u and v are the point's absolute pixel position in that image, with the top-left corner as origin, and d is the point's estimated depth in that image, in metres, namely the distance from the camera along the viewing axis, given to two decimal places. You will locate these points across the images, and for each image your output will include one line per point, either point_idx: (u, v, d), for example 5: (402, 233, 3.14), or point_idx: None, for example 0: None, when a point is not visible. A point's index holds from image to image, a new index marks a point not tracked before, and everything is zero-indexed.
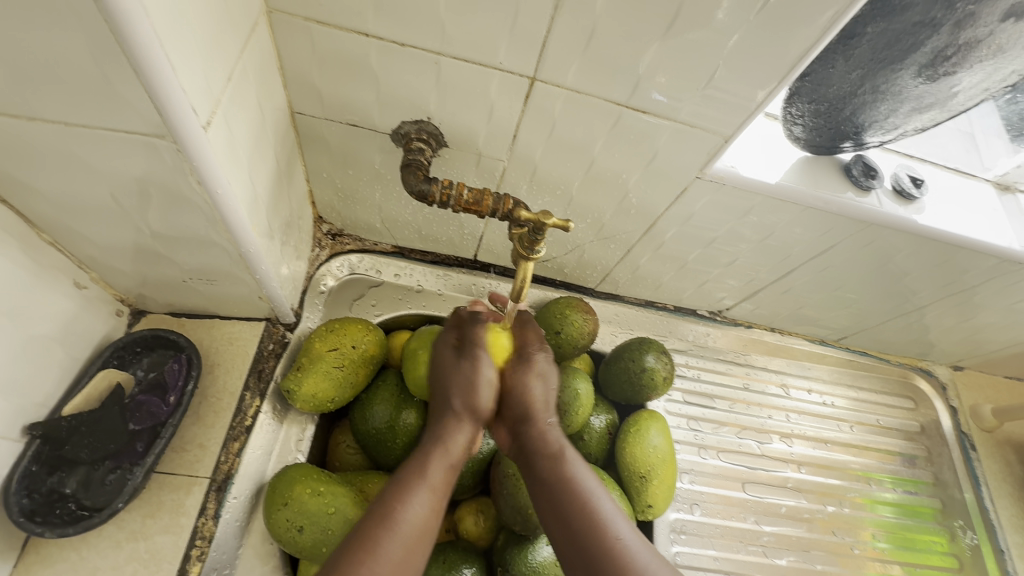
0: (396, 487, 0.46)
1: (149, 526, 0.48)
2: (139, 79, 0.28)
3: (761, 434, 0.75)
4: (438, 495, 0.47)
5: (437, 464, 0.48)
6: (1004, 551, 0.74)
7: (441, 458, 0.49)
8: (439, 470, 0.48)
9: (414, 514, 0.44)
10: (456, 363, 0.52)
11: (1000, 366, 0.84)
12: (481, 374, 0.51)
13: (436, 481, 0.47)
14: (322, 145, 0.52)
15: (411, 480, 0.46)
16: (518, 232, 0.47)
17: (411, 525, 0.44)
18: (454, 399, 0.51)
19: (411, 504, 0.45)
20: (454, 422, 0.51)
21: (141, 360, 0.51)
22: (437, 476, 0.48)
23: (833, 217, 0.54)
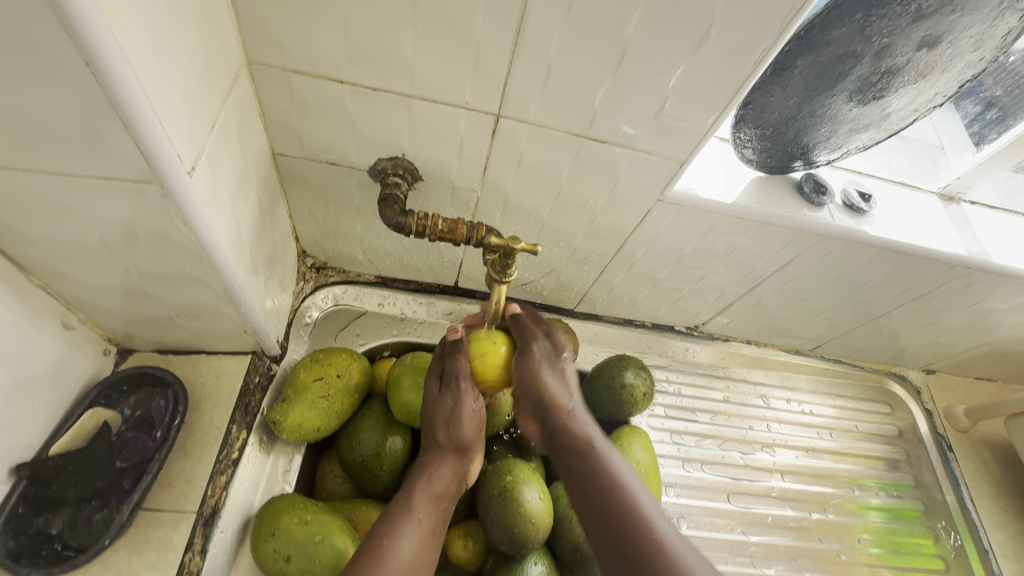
0: (389, 523, 0.50)
1: (136, 564, 0.48)
2: (127, 131, 0.30)
3: (744, 445, 0.77)
4: (428, 530, 0.51)
5: (427, 498, 0.53)
6: (988, 551, 0.75)
7: (430, 494, 0.53)
8: (429, 506, 0.52)
9: (405, 551, 0.48)
10: (439, 397, 0.54)
11: (970, 368, 0.86)
12: (464, 406, 0.54)
13: (428, 517, 0.51)
14: (303, 184, 0.55)
15: (405, 517, 0.50)
16: (501, 242, 0.47)
17: (405, 560, 0.47)
18: (441, 439, 0.55)
19: (401, 540, 0.48)
20: (441, 461, 0.55)
21: (128, 399, 0.52)
22: (428, 511, 0.52)
23: (789, 231, 0.58)
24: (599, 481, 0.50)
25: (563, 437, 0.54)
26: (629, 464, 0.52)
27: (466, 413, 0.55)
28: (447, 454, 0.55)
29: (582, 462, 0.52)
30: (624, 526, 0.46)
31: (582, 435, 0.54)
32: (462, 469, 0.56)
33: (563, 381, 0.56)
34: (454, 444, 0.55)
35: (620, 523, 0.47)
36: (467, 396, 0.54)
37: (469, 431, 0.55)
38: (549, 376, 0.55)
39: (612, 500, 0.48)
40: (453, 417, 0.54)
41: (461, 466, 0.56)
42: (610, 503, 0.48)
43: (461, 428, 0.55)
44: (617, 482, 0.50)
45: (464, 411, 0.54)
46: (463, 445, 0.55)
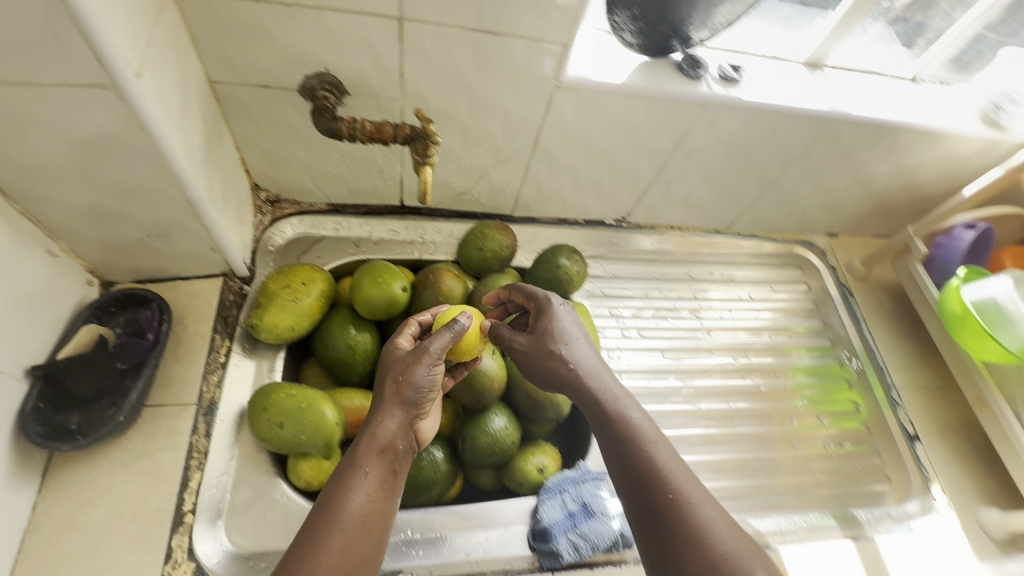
0: (338, 482, 0.47)
1: (150, 447, 0.56)
2: (79, 34, 0.37)
3: (674, 312, 0.89)
4: (381, 485, 0.48)
5: (375, 453, 0.49)
6: (882, 369, 0.88)
7: (379, 447, 0.49)
8: (379, 460, 0.49)
9: (355, 506, 0.46)
10: (398, 355, 0.55)
11: (865, 226, 0.99)
12: (417, 364, 0.53)
13: (378, 472, 0.48)
14: (243, 112, 0.62)
15: (352, 475, 0.47)
16: (511, 292, 0.66)
17: (353, 514, 0.45)
18: (389, 393, 0.52)
19: (352, 497, 0.46)
20: (389, 413, 0.51)
21: (117, 318, 0.59)
22: (376, 468, 0.48)
23: (675, 104, 0.67)
24: (613, 422, 0.54)
25: (576, 385, 0.57)
26: (657, 428, 0.53)
27: (417, 367, 0.53)
28: (395, 407, 0.52)
29: (606, 429, 0.54)
30: (636, 457, 0.51)
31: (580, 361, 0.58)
32: (412, 422, 0.53)
33: (569, 322, 0.61)
34: (406, 398, 0.52)
35: (647, 467, 0.49)
36: (420, 357, 0.54)
37: (421, 382, 0.53)
38: (559, 313, 0.62)
39: (629, 439, 0.52)
40: (407, 371, 0.53)
41: (411, 422, 0.53)
42: (635, 448, 0.51)
43: (413, 380, 0.53)
44: (636, 434, 0.52)
45: (414, 366, 0.53)
46: (413, 400, 0.53)
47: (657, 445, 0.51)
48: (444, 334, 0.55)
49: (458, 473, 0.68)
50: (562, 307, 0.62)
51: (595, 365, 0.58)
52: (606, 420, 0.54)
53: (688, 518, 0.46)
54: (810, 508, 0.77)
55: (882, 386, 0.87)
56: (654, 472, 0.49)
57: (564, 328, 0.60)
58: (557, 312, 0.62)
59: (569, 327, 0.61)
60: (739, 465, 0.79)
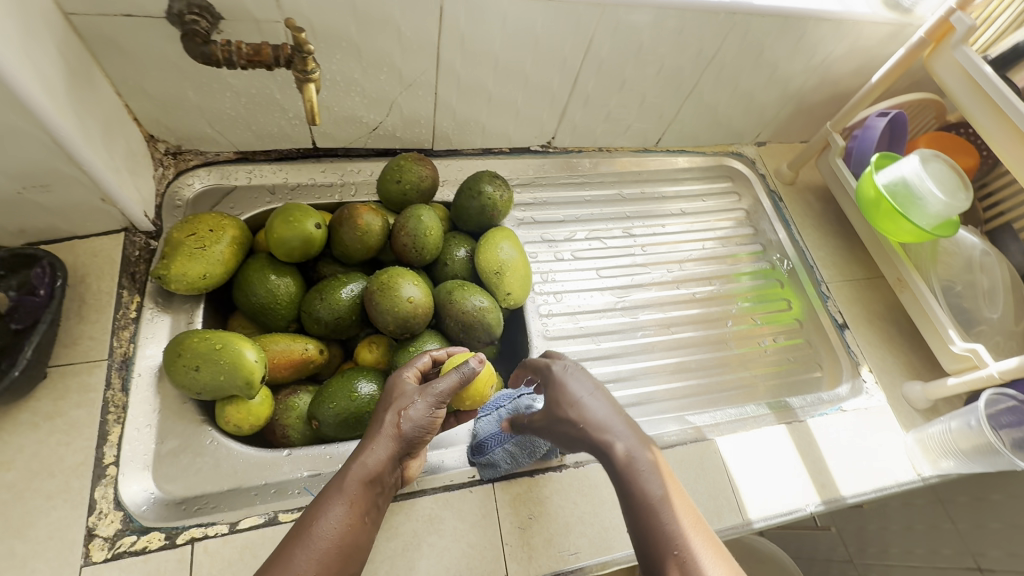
0: (318, 504, 0.47)
1: (61, 405, 0.55)
2: None
3: (608, 232, 0.89)
4: (359, 516, 0.48)
5: (360, 484, 0.48)
6: (813, 266, 0.90)
7: (366, 477, 0.49)
8: (362, 491, 0.48)
9: (328, 532, 0.46)
10: (403, 388, 0.54)
11: (790, 131, 1.00)
12: (417, 399, 0.53)
13: (360, 501, 0.48)
14: (113, 48, 0.58)
15: (332, 499, 0.47)
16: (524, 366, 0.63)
17: (324, 538, 0.45)
18: (385, 424, 0.52)
19: (326, 519, 0.46)
20: (380, 443, 0.51)
21: (8, 282, 0.55)
22: (357, 499, 0.48)
23: (572, 6, 0.65)
24: (631, 487, 0.49)
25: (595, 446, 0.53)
26: (668, 482, 0.49)
27: (417, 402, 0.53)
28: (388, 439, 0.51)
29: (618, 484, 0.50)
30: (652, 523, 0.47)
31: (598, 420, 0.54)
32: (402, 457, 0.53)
33: (583, 386, 0.56)
34: (401, 432, 0.51)
35: (660, 532, 0.46)
36: (423, 394, 0.53)
37: (417, 422, 0.52)
38: (574, 377, 0.57)
39: (646, 502, 0.48)
40: (408, 407, 0.52)
41: (400, 459, 0.53)
42: (645, 508, 0.48)
43: (411, 417, 0.52)
44: (650, 491, 0.49)
45: (415, 400, 0.53)
46: (410, 437, 0.52)
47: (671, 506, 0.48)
48: (455, 376, 0.54)
49: None
50: (582, 372, 0.58)
51: (614, 424, 0.54)
52: (618, 473, 0.51)
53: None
54: (748, 401, 0.80)
55: (813, 282, 0.89)
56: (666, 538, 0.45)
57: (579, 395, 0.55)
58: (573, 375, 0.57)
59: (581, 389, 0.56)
60: (679, 368, 0.81)
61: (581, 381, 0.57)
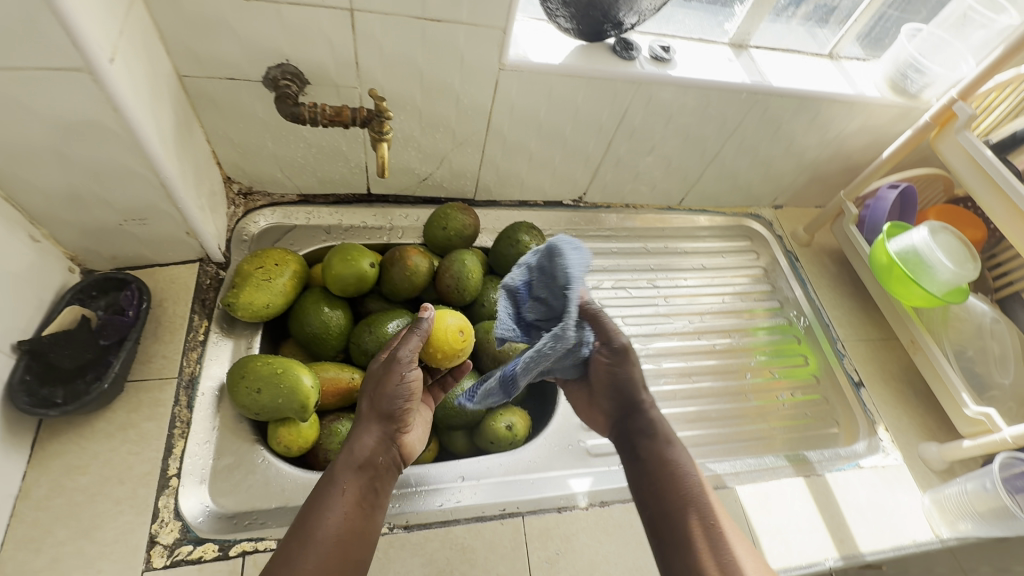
0: (316, 495, 0.53)
1: (134, 417, 0.60)
2: (58, 23, 0.41)
3: (632, 282, 0.95)
4: (356, 499, 0.54)
5: (352, 469, 0.55)
6: (829, 324, 0.95)
7: (355, 462, 0.56)
8: (354, 474, 0.55)
9: (332, 520, 0.51)
10: (376, 369, 0.61)
11: (806, 196, 1.06)
12: (387, 376, 0.60)
13: (353, 486, 0.54)
14: (212, 104, 0.66)
15: (328, 490, 0.53)
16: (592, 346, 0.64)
17: (327, 526, 0.51)
18: (366, 409, 0.59)
19: (328, 511, 0.52)
20: (365, 430, 0.58)
21: (98, 301, 0.63)
22: (353, 483, 0.54)
23: (612, 83, 0.73)
24: (665, 467, 0.57)
25: (633, 434, 0.61)
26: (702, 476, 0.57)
27: (391, 380, 0.59)
28: (370, 423, 0.58)
29: (654, 457, 0.58)
30: (678, 498, 0.55)
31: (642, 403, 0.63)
32: (389, 435, 0.59)
33: (636, 369, 0.65)
34: (377, 411, 0.59)
35: (683, 501, 0.55)
36: (394, 371, 0.60)
37: (393, 399, 0.59)
38: (634, 364, 0.65)
39: (681, 480, 0.56)
40: (381, 387, 0.59)
41: (388, 437, 0.59)
42: (679, 482, 0.56)
43: (385, 395, 0.59)
44: (682, 471, 0.57)
45: (388, 380, 0.59)
46: (387, 413, 0.59)
47: (702, 485, 0.56)
48: (415, 339, 0.62)
49: (433, 439, 0.72)
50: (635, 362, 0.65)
51: (663, 421, 0.62)
52: (659, 463, 0.58)
53: (720, 543, 0.51)
54: (766, 452, 0.82)
55: (829, 340, 0.93)
56: (697, 510, 0.54)
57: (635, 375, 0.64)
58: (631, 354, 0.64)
59: (640, 376, 0.65)
60: (699, 417, 0.84)
61: (637, 372, 0.64)
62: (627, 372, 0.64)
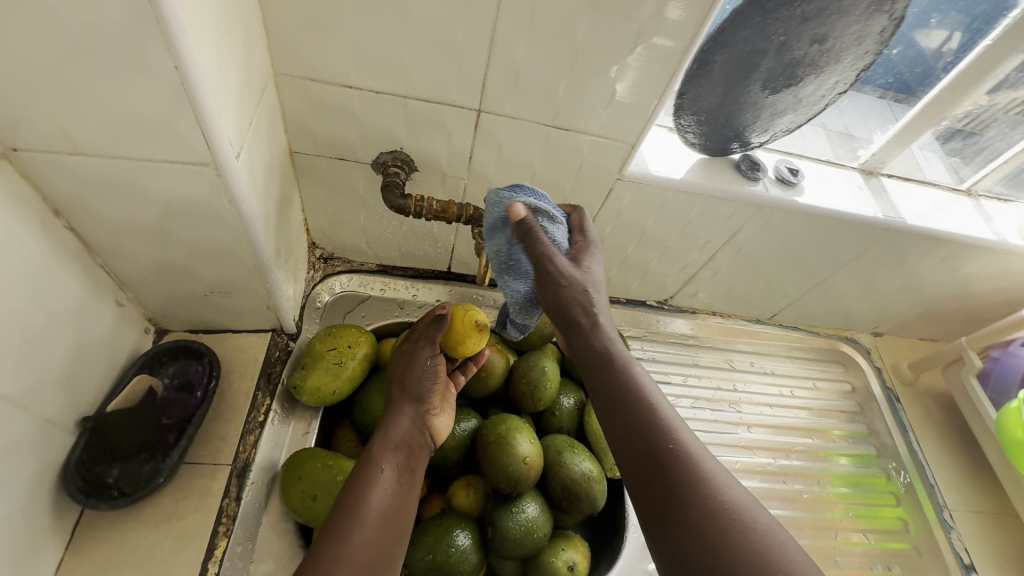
0: (357, 476, 0.53)
1: (182, 507, 0.55)
2: (198, 125, 0.39)
3: (713, 403, 0.85)
4: (396, 476, 0.54)
5: (390, 449, 0.56)
6: (934, 486, 0.84)
7: (392, 442, 0.57)
8: (393, 453, 0.56)
9: (377, 491, 0.52)
10: (401, 357, 0.64)
11: (911, 328, 0.97)
12: (413, 362, 0.63)
13: (393, 463, 0.55)
14: (315, 178, 0.64)
15: (370, 470, 0.53)
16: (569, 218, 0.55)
17: (376, 496, 0.51)
18: (397, 395, 0.61)
19: (373, 490, 0.52)
20: (399, 413, 0.59)
21: (167, 368, 0.59)
22: (392, 460, 0.55)
23: (732, 203, 0.68)
24: (602, 365, 0.46)
25: (569, 316, 0.48)
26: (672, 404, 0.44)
27: (418, 365, 0.63)
28: (403, 406, 0.60)
29: (606, 380, 0.46)
30: (638, 414, 0.43)
31: (594, 329, 0.47)
32: (421, 417, 0.61)
33: (596, 269, 0.51)
34: (409, 395, 0.61)
35: (650, 446, 0.41)
36: (421, 358, 0.63)
37: (422, 383, 0.62)
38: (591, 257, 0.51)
39: (631, 393, 0.44)
40: (409, 372, 0.62)
41: (419, 419, 0.61)
42: (629, 400, 0.44)
43: (414, 379, 0.62)
44: (619, 376, 0.45)
45: (416, 364, 0.63)
46: (417, 396, 0.61)
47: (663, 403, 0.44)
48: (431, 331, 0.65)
49: (484, 563, 0.65)
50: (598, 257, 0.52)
51: (596, 285, 0.49)
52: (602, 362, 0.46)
53: (689, 466, 0.40)
54: None
55: (933, 506, 0.82)
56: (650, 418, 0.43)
57: (586, 275, 0.49)
58: (588, 261, 0.50)
59: (585, 278, 0.49)
60: None
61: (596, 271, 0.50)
62: (579, 275, 0.49)
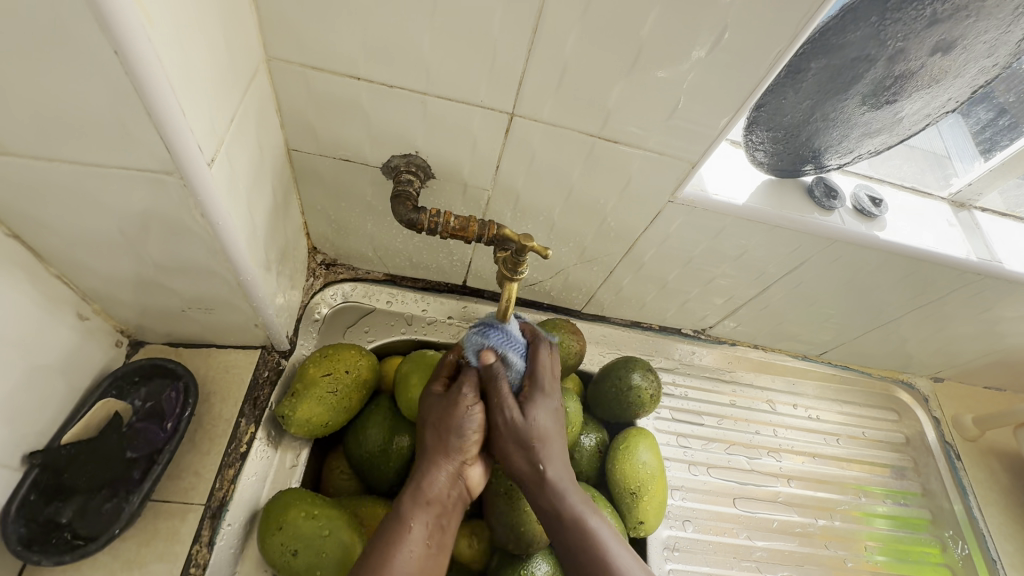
0: (381, 539, 0.45)
1: (144, 554, 0.48)
2: (153, 122, 0.31)
3: (750, 450, 0.76)
4: (424, 541, 0.46)
5: (420, 506, 0.47)
6: (996, 561, 0.75)
7: (424, 499, 0.47)
8: (423, 513, 0.47)
9: (402, 564, 0.44)
10: (443, 395, 0.51)
11: (977, 376, 0.86)
12: (459, 408, 0.49)
13: (422, 526, 0.46)
14: (316, 180, 0.56)
15: (395, 530, 0.46)
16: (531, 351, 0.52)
17: (400, 573, 0.44)
18: (434, 442, 0.49)
19: (399, 557, 0.44)
20: (436, 464, 0.49)
21: (139, 390, 0.52)
22: (421, 521, 0.47)
23: (801, 235, 0.57)
24: (566, 522, 0.48)
25: (502, 459, 0.50)
26: (617, 534, 0.48)
27: (464, 412, 0.49)
28: (441, 457, 0.49)
29: (564, 525, 0.48)
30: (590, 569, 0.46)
31: (536, 477, 0.49)
32: (461, 469, 0.50)
33: (549, 420, 0.50)
34: (452, 445, 0.49)
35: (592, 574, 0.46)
36: (468, 403, 0.49)
37: (467, 433, 0.49)
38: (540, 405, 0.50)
39: (587, 553, 0.47)
40: (449, 418, 0.49)
41: (458, 471, 0.50)
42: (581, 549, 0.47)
43: (456, 428, 0.49)
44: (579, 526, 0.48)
45: (461, 410, 0.49)
46: (458, 448, 0.49)
47: (608, 538, 0.48)
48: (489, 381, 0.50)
49: None
50: (553, 406, 0.51)
51: (555, 448, 0.50)
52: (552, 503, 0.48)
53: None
54: None
55: None
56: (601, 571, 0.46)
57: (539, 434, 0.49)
58: (535, 409, 0.50)
59: (547, 428, 0.50)
60: None
61: (549, 421, 0.50)
62: (530, 427, 0.49)
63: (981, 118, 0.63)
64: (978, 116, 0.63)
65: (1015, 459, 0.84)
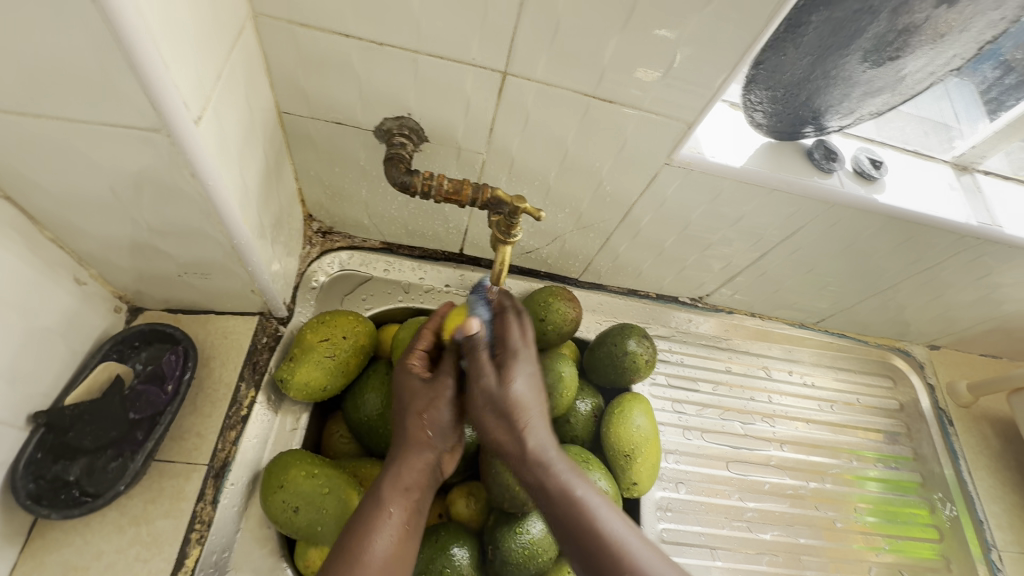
0: (357, 526, 0.43)
1: (150, 511, 0.50)
2: (136, 75, 0.31)
3: (744, 415, 0.77)
4: (405, 525, 0.45)
5: (401, 491, 0.46)
6: (982, 521, 0.77)
7: (404, 483, 0.46)
8: (404, 496, 0.46)
9: (380, 548, 0.43)
10: (424, 386, 0.51)
11: (973, 344, 0.86)
12: (443, 392, 0.50)
13: (402, 511, 0.45)
14: (310, 144, 0.55)
15: (375, 514, 0.44)
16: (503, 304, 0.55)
17: (378, 559, 0.42)
18: (417, 428, 0.49)
19: (377, 543, 0.43)
20: (420, 451, 0.48)
21: (139, 354, 0.53)
22: (402, 504, 0.45)
23: (798, 199, 0.57)
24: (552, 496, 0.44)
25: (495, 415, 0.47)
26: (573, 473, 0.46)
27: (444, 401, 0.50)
28: (425, 444, 0.49)
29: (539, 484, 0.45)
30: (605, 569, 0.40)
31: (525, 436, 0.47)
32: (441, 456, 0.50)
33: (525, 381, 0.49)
34: (432, 432, 0.49)
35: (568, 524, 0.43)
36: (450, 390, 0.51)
37: (446, 418, 0.50)
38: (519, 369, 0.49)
39: (578, 526, 0.42)
40: (430, 406, 0.50)
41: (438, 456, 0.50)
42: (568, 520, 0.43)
43: (438, 413, 0.50)
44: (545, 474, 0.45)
45: (443, 400, 0.50)
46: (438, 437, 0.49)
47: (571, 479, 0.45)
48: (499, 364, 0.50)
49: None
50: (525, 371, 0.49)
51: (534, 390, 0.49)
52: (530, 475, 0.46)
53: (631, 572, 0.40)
54: None
55: (978, 542, 0.75)
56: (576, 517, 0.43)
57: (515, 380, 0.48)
58: (512, 374, 0.48)
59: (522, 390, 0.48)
60: None
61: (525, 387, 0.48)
62: (506, 395, 0.47)
63: (988, 75, 0.62)
64: (984, 73, 0.61)
65: (1008, 425, 0.85)
